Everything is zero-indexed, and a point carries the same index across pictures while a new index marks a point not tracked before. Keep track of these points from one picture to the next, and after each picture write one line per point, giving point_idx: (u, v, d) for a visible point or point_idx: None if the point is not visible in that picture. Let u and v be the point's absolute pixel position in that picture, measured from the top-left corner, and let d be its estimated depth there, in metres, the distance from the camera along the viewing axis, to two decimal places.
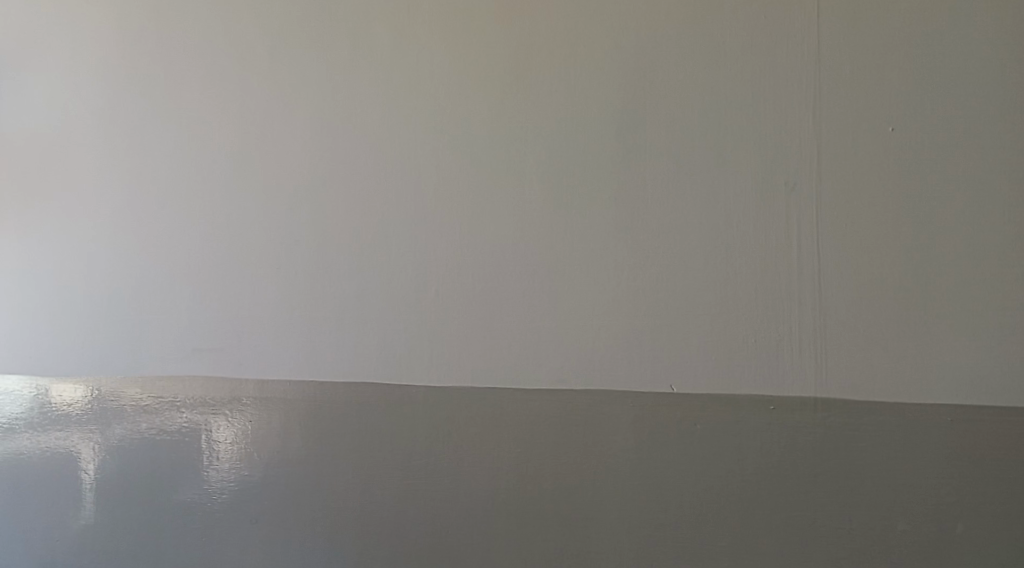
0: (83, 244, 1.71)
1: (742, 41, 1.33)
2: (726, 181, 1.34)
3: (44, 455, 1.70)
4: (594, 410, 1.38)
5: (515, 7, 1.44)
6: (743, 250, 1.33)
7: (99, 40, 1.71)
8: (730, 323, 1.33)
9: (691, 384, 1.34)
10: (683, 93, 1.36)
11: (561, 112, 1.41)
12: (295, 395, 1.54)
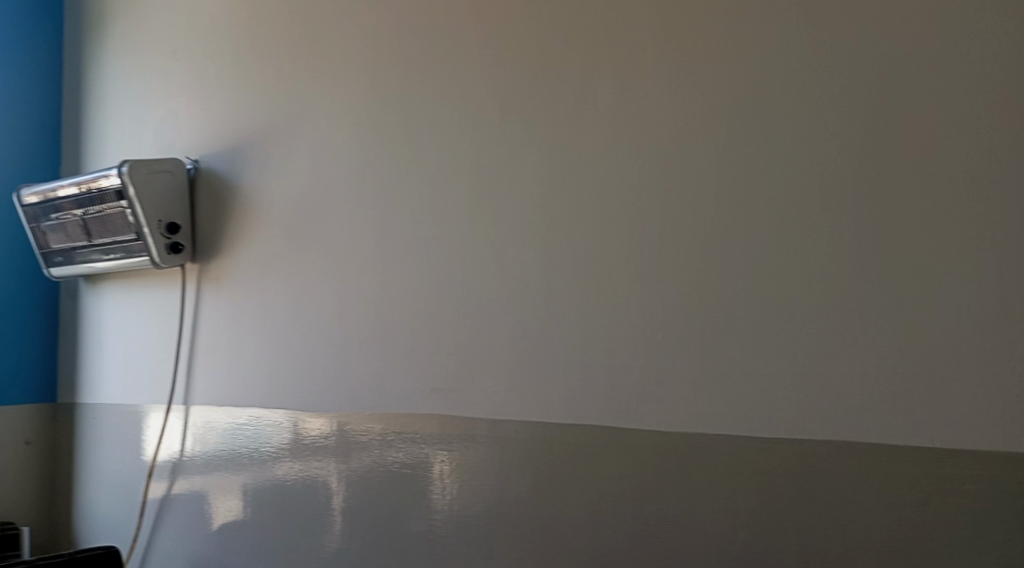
0: (341, 293, 1.91)
1: (984, 69, 1.23)
2: (973, 219, 1.23)
3: (310, 480, 1.93)
4: (831, 459, 1.30)
5: (726, 54, 1.43)
6: (994, 293, 1.20)
7: (347, 118, 1.94)
8: (981, 373, 1.20)
9: (938, 439, 1.23)
10: (916, 128, 1.27)
11: (779, 154, 1.37)
12: (526, 436, 1.59)
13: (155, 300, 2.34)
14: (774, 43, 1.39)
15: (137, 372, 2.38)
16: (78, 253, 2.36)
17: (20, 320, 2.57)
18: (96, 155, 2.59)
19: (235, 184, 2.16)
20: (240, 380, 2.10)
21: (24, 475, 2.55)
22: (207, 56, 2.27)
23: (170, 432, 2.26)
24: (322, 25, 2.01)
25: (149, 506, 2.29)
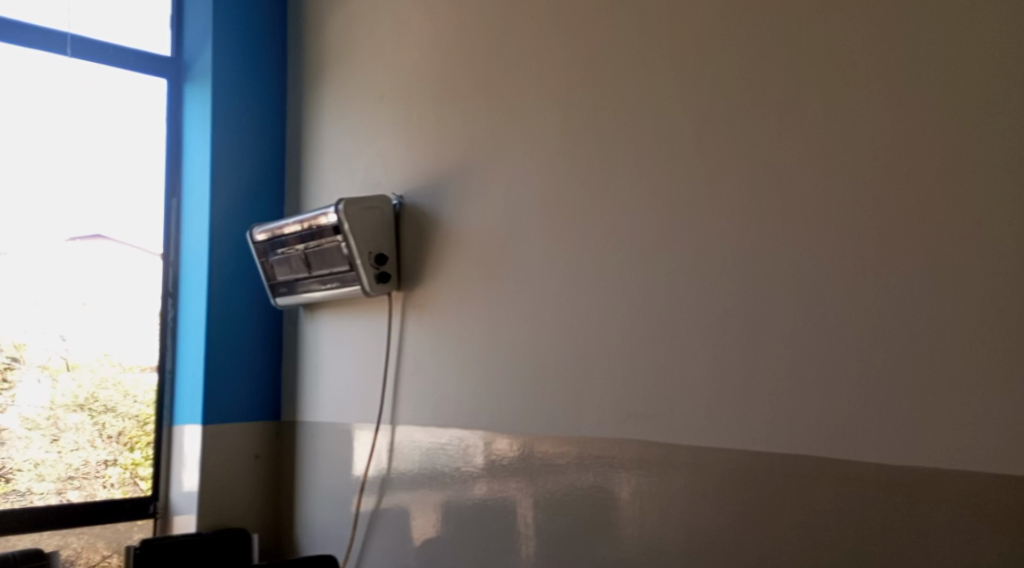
0: (538, 318, 1.97)
1: None
2: None
3: (505, 499, 2.00)
4: None
5: (940, 60, 1.32)
6: None
7: (541, 151, 2.00)
8: None
9: None
10: None
11: (1004, 165, 1.24)
12: (730, 464, 1.54)
13: (365, 326, 2.52)
14: (995, 43, 1.26)
15: (349, 394, 2.56)
16: (299, 284, 2.60)
17: (252, 345, 2.86)
18: (313, 195, 2.84)
19: (436, 216, 2.29)
20: (440, 401, 2.22)
21: (254, 486, 2.81)
22: (411, 98, 2.43)
23: (378, 450, 2.41)
24: (518, 61, 2.10)
25: (360, 519, 2.45)
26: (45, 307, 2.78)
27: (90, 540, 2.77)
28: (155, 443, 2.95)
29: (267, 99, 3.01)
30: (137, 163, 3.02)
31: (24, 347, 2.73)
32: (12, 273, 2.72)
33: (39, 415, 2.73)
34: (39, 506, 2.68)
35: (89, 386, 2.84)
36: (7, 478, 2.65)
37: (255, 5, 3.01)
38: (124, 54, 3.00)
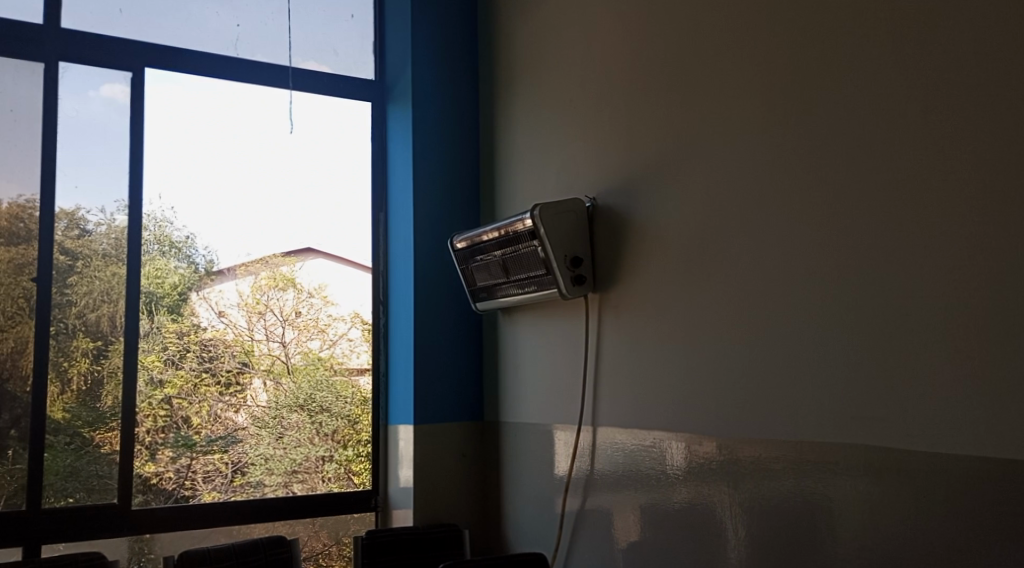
0: (743, 317, 1.89)
1: None
2: None
3: (711, 502, 1.95)
4: None
5: None
6: None
7: (736, 144, 1.94)
8: None
9: None
10: None
11: None
12: (963, 471, 1.40)
13: (561, 328, 2.56)
14: None
15: (549, 395, 2.61)
16: (498, 288, 2.68)
17: (456, 348, 2.99)
18: (507, 202, 2.93)
19: (629, 216, 2.28)
20: (638, 403, 2.20)
21: (462, 483, 2.93)
22: (602, 98, 2.43)
23: (580, 451, 2.42)
24: (708, 52, 2.05)
25: (564, 518, 2.48)
26: (268, 316, 3.07)
27: (314, 528, 3.02)
28: (366, 441, 3.18)
29: (461, 112, 3.14)
30: (345, 181, 3.26)
31: (253, 353, 3.03)
32: (242, 287, 3.02)
33: (267, 414, 3.02)
34: (272, 497, 2.97)
35: (307, 388, 3.10)
36: (244, 470, 2.95)
37: (447, 24, 3.16)
38: (335, 81, 3.26)
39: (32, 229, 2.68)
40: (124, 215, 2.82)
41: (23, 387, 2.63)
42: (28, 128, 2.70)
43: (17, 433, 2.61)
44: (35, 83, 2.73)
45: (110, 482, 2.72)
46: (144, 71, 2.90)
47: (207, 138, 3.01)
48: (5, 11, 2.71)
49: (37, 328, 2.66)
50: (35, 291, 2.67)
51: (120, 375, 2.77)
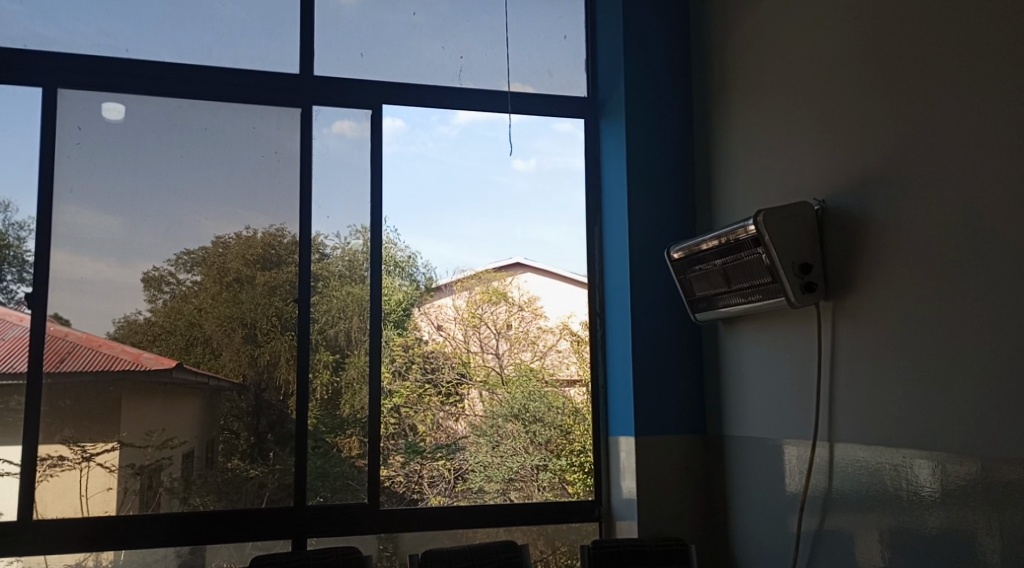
0: (1004, 322, 1.70)
1: None
2: None
3: (968, 528, 1.77)
4: None
5: None
6: None
7: (984, 137, 1.77)
8: None
9: None
10: None
11: None
12: None
13: (789, 338, 2.44)
14: None
15: (777, 407, 2.50)
16: (719, 298, 2.61)
17: (675, 360, 2.96)
18: (725, 210, 2.86)
19: (863, 218, 2.14)
20: (879, 418, 2.05)
21: (686, 496, 2.88)
22: (828, 93, 2.31)
23: (816, 467, 2.29)
24: (947, 39, 1.88)
25: (798, 538, 2.36)
26: (483, 329, 3.22)
27: (532, 536, 3.11)
28: (580, 450, 3.24)
29: (674, 122, 3.11)
30: (556, 196, 3.35)
31: (470, 364, 3.19)
32: (458, 302, 3.20)
33: (484, 423, 3.17)
34: (492, 503, 3.10)
35: (520, 398, 3.22)
36: (465, 477, 3.10)
37: (659, 34, 3.15)
38: (548, 101, 3.38)
39: (281, 254, 3.01)
40: (357, 239, 3.09)
41: (279, 395, 2.96)
42: (284, 166, 3.05)
43: (274, 437, 2.94)
44: (286, 126, 3.07)
45: (351, 483, 2.98)
46: (381, 108, 3.18)
47: (429, 165, 3.23)
48: (271, 65, 3.09)
49: (288, 343, 2.99)
50: (286, 310, 3.00)
51: (356, 386, 3.03)
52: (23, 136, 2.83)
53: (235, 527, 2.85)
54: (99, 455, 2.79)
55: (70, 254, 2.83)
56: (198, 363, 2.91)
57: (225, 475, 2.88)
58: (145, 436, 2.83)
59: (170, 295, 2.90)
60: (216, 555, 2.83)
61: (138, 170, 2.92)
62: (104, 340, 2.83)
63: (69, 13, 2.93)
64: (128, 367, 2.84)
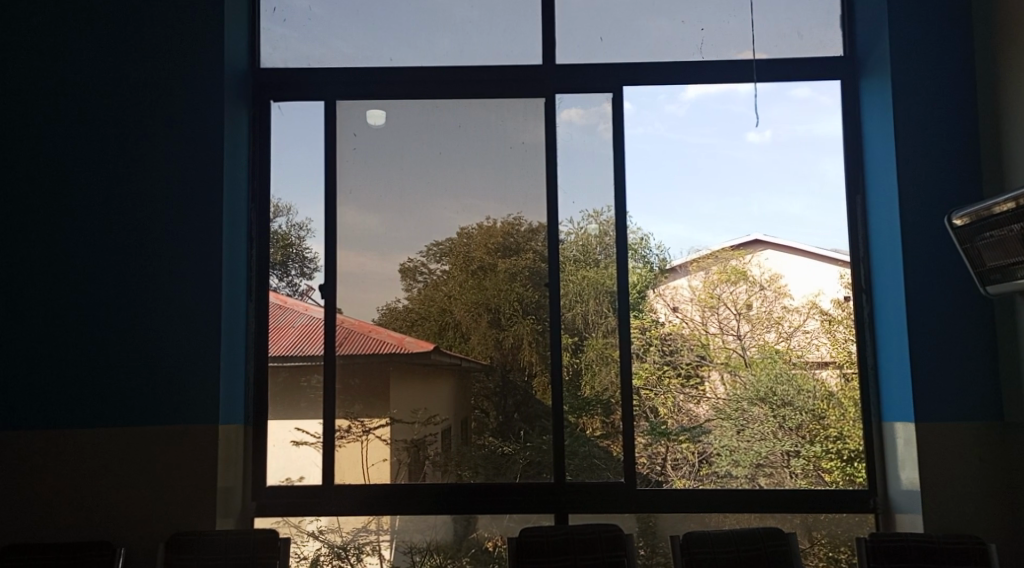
0: None
1: None
2: None
3: None
4: None
5: None
6: None
7: None
8: None
9: None
10: None
11: None
12: None
13: None
14: None
15: None
16: (1019, 268, 2.31)
17: (959, 338, 2.67)
18: None
19: None
20: None
21: (976, 489, 2.60)
22: None
23: None
24: None
25: None
26: (722, 310, 3.11)
27: (787, 524, 2.98)
28: (835, 437, 3.03)
29: (951, 74, 2.79)
30: (805, 167, 3.15)
31: (710, 346, 3.10)
32: (694, 282, 3.11)
33: (728, 406, 3.06)
34: (739, 489, 3.01)
35: (767, 381, 3.07)
36: (710, 461, 3.04)
37: None
38: (794, 66, 3.18)
39: (519, 242, 3.13)
40: (590, 223, 3.12)
41: (522, 375, 3.10)
42: (530, 156, 3.16)
43: (520, 417, 3.08)
44: (526, 118, 3.18)
45: (597, 463, 3.04)
46: (621, 90, 3.18)
47: (661, 143, 3.17)
48: (517, 60, 3.21)
49: (529, 327, 3.11)
50: (525, 296, 3.12)
51: (595, 367, 3.08)
52: (308, 145, 3.19)
53: (493, 499, 3.03)
54: (376, 429, 3.08)
55: (349, 250, 3.14)
56: (450, 346, 3.11)
57: (481, 450, 3.07)
58: (411, 414, 3.08)
59: (423, 284, 3.13)
60: (476, 527, 3.02)
61: (401, 169, 3.17)
62: (373, 326, 3.12)
63: (341, 31, 3.24)
64: (394, 350, 3.11)
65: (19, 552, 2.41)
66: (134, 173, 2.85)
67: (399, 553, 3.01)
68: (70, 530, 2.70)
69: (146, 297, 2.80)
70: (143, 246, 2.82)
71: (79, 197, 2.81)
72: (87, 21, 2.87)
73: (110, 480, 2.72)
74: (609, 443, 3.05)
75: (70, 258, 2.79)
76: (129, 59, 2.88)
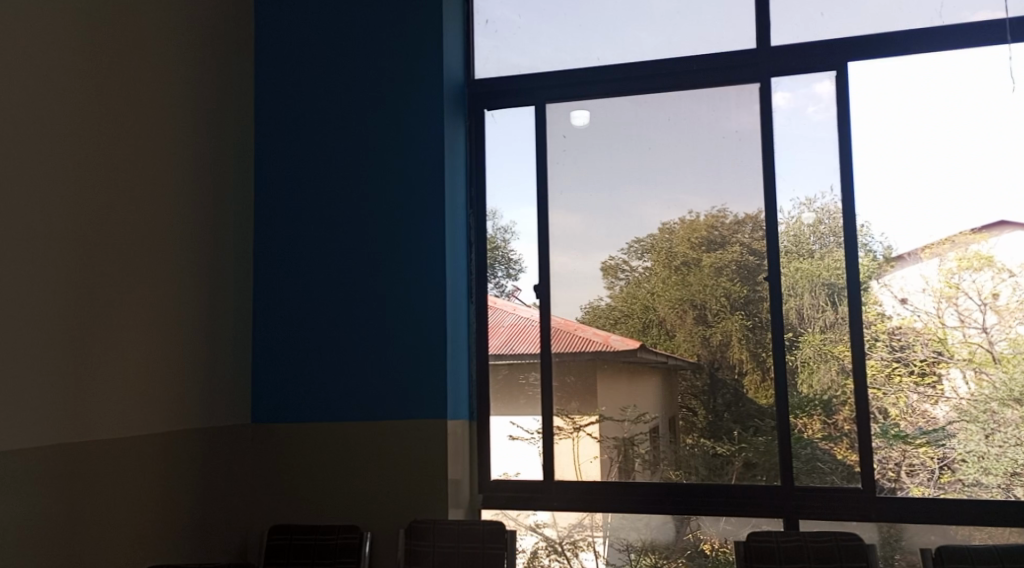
0: None
1: None
2: None
3: None
4: None
5: None
6: None
7: None
8: None
9: None
10: None
11: None
12: None
13: None
14: None
15: None
16: None
17: None
18: None
19: None
20: None
21: None
22: None
23: None
24: None
25: None
26: (963, 301, 2.80)
27: None
28: None
29: None
30: None
31: (948, 342, 2.80)
32: (926, 272, 2.83)
33: (974, 407, 2.75)
34: (991, 500, 2.70)
35: (1021, 380, 2.72)
36: (953, 468, 2.75)
37: None
38: None
39: (724, 235, 3.02)
40: (803, 212, 2.94)
41: (732, 373, 2.98)
42: (745, 146, 3.03)
43: (732, 417, 2.97)
44: (727, 107, 3.07)
45: (821, 466, 2.86)
46: (845, 66, 2.96)
47: (885, 120, 2.91)
48: (729, 46, 3.09)
49: (738, 323, 2.99)
50: (734, 290, 3.00)
51: (813, 364, 2.90)
52: (519, 150, 3.29)
53: (709, 501, 2.95)
54: (587, 426, 3.11)
55: (562, 250, 3.19)
56: (655, 344, 3.07)
57: (695, 451, 2.99)
58: (621, 411, 3.08)
59: (625, 281, 3.12)
60: (694, 528, 2.95)
61: (608, 168, 3.17)
62: (578, 325, 3.15)
63: (550, 35, 3.30)
64: (600, 348, 3.12)
65: (286, 533, 2.68)
66: (367, 187, 3.09)
67: (615, 550, 3.02)
68: (326, 512, 2.97)
69: (381, 302, 3.03)
70: (376, 255, 3.05)
71: (321, 213, 3.12)
72: (322, 55, 3.20)
73: (358, 468, 2.97)
74: (831, 445, 2.85)
75: (315, 269, 3.10)
76: (359, 83, 3.15)
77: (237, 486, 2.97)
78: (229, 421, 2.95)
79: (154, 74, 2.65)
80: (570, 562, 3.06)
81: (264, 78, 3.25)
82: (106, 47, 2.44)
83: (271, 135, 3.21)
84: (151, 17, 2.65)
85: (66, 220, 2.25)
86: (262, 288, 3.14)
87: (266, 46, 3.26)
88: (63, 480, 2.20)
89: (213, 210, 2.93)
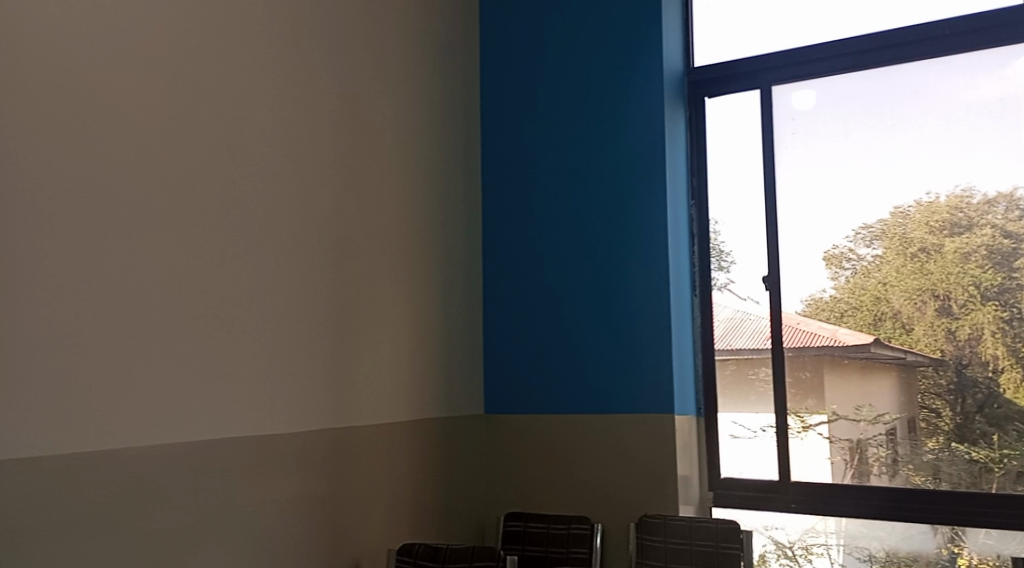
0: None
1: None
2: None
3: None
4: None
5: None
6: None
7: None
8: None
9: None
10: None
11: None
12: None
13: None
14: None
15: None
16: None
17: None
18: None
19: None
20: None
21: None
22: None
23: None
24: None
25: None
26: None
27: None
28: None
29: None
30: None
31: None
32: None
33: None
34: None
35: None
36: None
37: None
38: None
39: (973, 217, 2.71)
40: None
41: (985, 371, 2.67)
42: (1008, 115, 2.69)
43: (985, 419, 2.66)
44: (977, 75, 2.76)
45: None
46: None
47: None
48: (989, 4, 2.76)
49: (992, 314, 2.67)
50: (984, 279, 2.68)
51: None
52: (743, 137, 3.16)
53: (963, 511, 2.67)
54: (817, 426, 2.94)
55: (792, 239, 3.02)
56: (890, 338, 2.83)
57: (945, 456, 2.72)
58: (856, 411, 2.87)
59: (851, 271, 2.91)
60: (946, 539, 2.67)
61: (840, 149, 2.97)
62: (798, 319, 2.99)
63: (777, 14, 3.13)
64: (827, 344, 2.94)
65: (520, 520, 2.78)
66: (589, 184, 3.13)
67: (854, 558, 2.81)
68: (556, 503, 3.05)
69: (608, 298, 3.05)
70: (601, 251, 3.08)
71: (546, 212, 3.20)
72: (543, 57, 3.28)
73: (587, 461, 3.01)
74: None
75: (541, 266, 3.19)
76: (576, 83, 3.20)
77: (473, 474, 3.13)
78: (464, 413, 3.12)
79: (391, 90, 2.87)
80: (802, 567, 2.89)
81: (488, 85, 3.40)
82: (352, 68, 2.68)
83: (494, 139, 3.35)
84: (387, 38, 2.87)
85: (323, 227, 2.50)
86: (491, 286, 3.28)
87: (489, 55, 3.41)
88: (328, 461, 2.44)
89: (446, 213, 3.11)
